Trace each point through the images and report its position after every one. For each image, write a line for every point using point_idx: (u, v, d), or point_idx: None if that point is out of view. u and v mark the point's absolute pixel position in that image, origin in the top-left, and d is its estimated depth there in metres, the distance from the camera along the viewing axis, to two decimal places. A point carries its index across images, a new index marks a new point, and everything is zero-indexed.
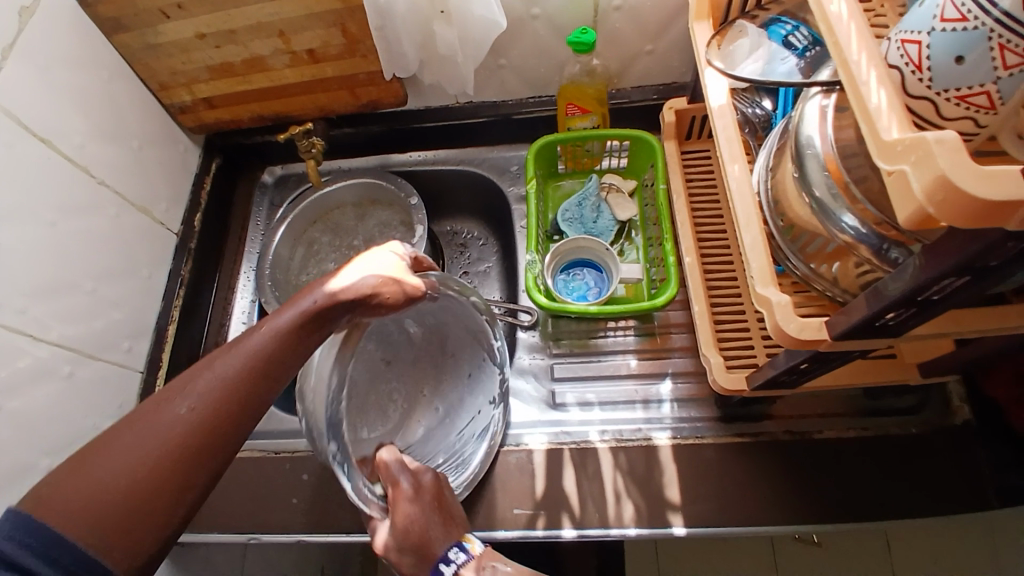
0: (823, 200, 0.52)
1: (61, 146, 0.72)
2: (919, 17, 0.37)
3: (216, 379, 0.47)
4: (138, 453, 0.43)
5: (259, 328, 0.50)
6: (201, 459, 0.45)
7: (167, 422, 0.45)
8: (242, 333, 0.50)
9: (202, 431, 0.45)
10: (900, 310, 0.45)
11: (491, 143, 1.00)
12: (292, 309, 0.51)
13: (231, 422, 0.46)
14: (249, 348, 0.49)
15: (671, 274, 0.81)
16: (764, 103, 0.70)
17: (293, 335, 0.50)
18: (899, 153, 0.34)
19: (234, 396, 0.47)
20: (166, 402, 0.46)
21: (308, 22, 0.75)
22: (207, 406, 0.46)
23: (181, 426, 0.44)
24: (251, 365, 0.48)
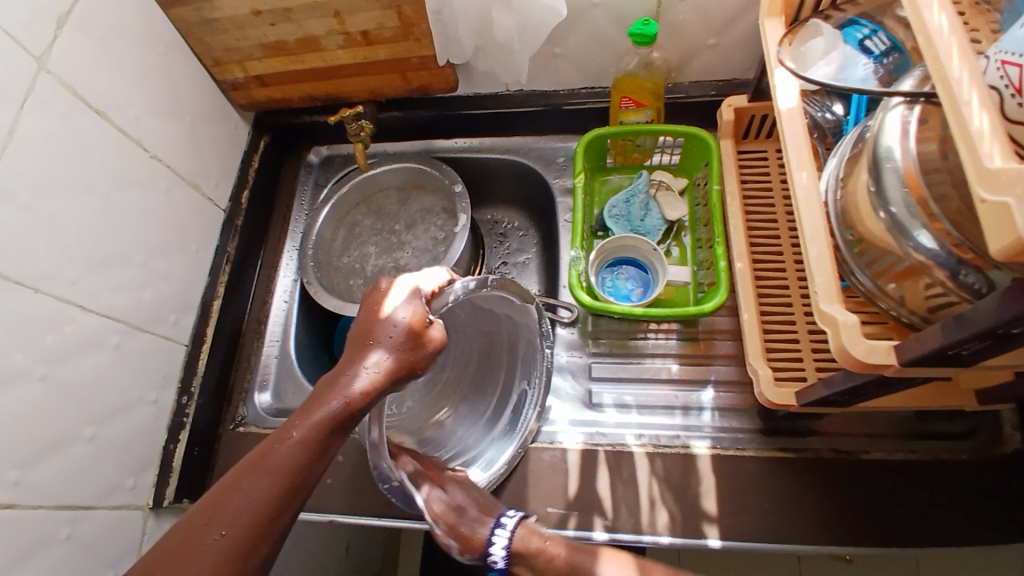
0: (899, 216, 0.49)
1: (117, 119, 0.73)
2: (1018, 38, 0.35)
3: (284, 467, 0.50)
4: (217, 539, 0.46)
5: (315, 406, 0.53)
6: (271, 546, 0.49)
7: (242, 500, 0.48)
8: (299, 411, 0.53)
9: (271, 504, 0.49)
10: (977, 342, 0.42)
11: (540, 133, 0.98)
12: (344, 387, 0.54)
13: (294, 492, 0.50)
14: (309, 424, 0.52)
15: (722, 279, 0.79)
16: (835, 108, 0.66)
17: (350, 417, 0.53)
18: (1003, 183, 0.32)
19: (299, 486, 0.51)
20: (238, 482, 0.49)
21: (364, 2, 0.74)
22: (276, 496, 0.49)
23: (254, 519, 0.48)
24: (314, 451, 0.51)
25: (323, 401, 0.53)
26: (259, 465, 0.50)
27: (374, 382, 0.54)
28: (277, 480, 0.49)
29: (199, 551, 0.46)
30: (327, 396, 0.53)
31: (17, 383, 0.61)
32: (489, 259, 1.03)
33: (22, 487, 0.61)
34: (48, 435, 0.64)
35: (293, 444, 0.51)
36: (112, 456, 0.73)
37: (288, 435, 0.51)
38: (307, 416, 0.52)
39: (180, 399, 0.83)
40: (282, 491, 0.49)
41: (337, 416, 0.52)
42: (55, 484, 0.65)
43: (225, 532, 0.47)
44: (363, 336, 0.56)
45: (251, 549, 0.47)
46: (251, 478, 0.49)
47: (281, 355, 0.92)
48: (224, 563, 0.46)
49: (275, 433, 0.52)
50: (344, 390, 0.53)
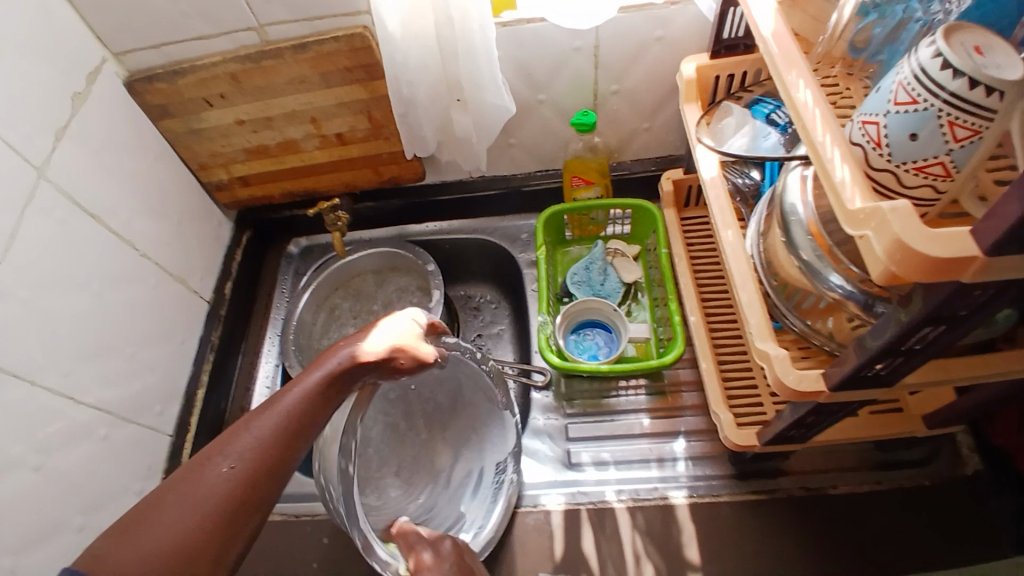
0: (810, 262, 0.57)
1: (109, 222, 0.79)
2: (877, 101, 0.43)
3: (268, 433, 0.50)
4: (186, 510, 0.46)
5: (289, 389, 0.54)
6: (249, 515, 0.48)
7: (211, 480, 0.47)
8: (274, 395, 0.53)
9: (244, 481, 0.48)
10: (890, 361, 0.49)
11: (504, 213, 1.07)
12: (322, 370, 0.55)
13: (268, 465, 0.49)
14: (283, 408, 0.52)
15: (677, 333, 0.85)
16: (753, 173, 0.75)
17: (326, 399, 0.54)
18: (862, 220, 0.39)
19: (275, 458, 0.50)
20: (210, 461, 0.49)
21: (338, 110, 0.85)
22: (251, 467, 0.49)
23: (228, 489, 0.47)
24: (296, 422, 0.52)
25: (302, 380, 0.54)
26: (242, 431, 0.51)
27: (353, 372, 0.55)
28: (252, 454, 0.49)
29: (169, 521, 0.45)
30: (307, 376, 0.54)
31: (10, 472, 0.63)
32: (465, 332, 1.08)
33: (16, 574, 0.63)
34: (32, 528, 0.65)
35: (274, 413, 0.52)
36: None
37: (265, 410, 0.52)
38: (291, 389, 0.53)
39: None
40: (264, 456, 0.49)
41: (317, 390, 0.53)
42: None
43: (206, 495, 0.47)
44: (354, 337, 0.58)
45: (229, 515, 0.46)
46: (235, 443, 0.50)
47: None
48: (204, 522, 0.45)
49: (259, 406, 0.53)
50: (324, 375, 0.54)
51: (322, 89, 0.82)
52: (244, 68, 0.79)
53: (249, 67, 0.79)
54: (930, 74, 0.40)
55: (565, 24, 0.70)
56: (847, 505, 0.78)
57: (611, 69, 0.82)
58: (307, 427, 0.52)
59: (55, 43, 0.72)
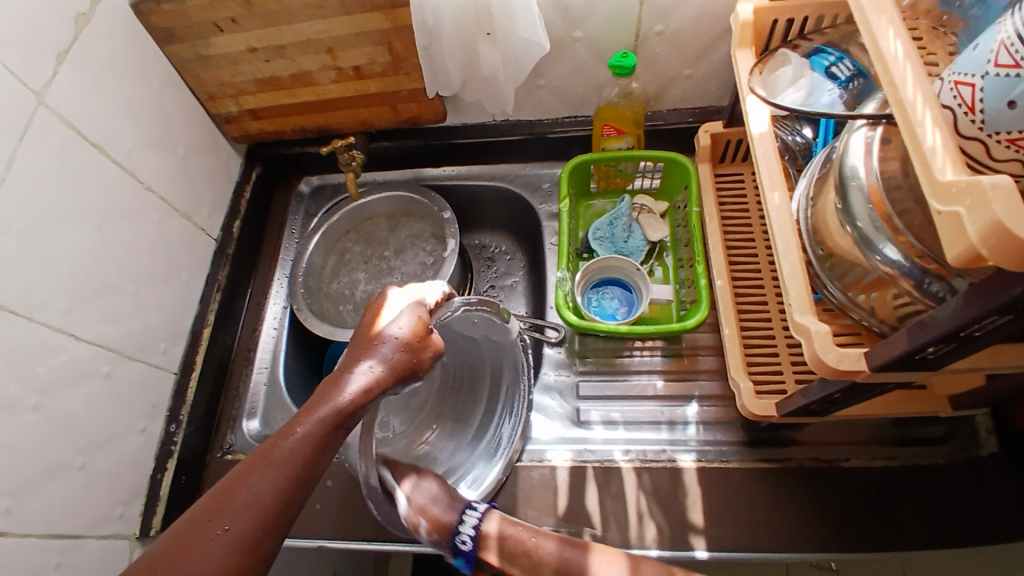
0: (865, 231, 0.52)
1: (110, 151, 0.74)
2: (973, 60, 0.38)
3: (291, 463, 0.50)
4: (222, 532, 0.47)
5: (309, 413, 0.53)
6: (274, 540, 0.49)
7: (246, 499, 0.48)
8: (292, 419, 0.52)
9: (277, 503, 0.49)
10: (941, 345, 0.45)
11: (525, 160, 1.01)
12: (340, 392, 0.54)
13: (298, 488, 0.50)
14: (305, 432, 0.51)
15: (703, 297, 0.82)
16: (804, 131, 0.69)
17: (350, 418, 0.53)
18: (954, 195, 0.34)
19: (304, 480, 0.51)
20: (243, 480, 0.49)
21: (355, 39, 0.78)
22: (283, 490, 0.49)
23: (261, 510, 0.48)
24: (318, 448, 0.52)
25: (327, 397, 0.53)
26: (266, 458, 0.50)
27: (373, 382, 0.55)
28: (284, 474, 0.50)
29: (207, 543, 0.46)
30: (329, 395, 0.54)
31: (10, 410, 0.62)
32: (477, 283, 1.06)
33: (14, 516, 0.62)
34: (36, 466, 0.65)
35: (298, 438, 0.51)
36: (102, 484, 0.73)
37: (292, 430, 0.51)
38: (312, 412, 0.52)
39: (170, 426, 0.84)
40: (288, 485, 0.50)
41: (338, 415, 0.53)
42: (45, 513, 0.66)
43: (229, 525, 0.47)
44: (367, 340, 0.58)
45: (255, 546, 0.47)
46: (258, 469, 0.49)
47: (270, 383, 0.92)
48: (228, 555, 0.46)
49: (280, 428, 0.52)
50: (345, 390, 0.54)
51: (339, 16, 0.75)
52: None
53: None
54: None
55: None
56: (858, 478, 0.77)
57: (657, 6, 0.75)
58: (331, 450, 0.53)
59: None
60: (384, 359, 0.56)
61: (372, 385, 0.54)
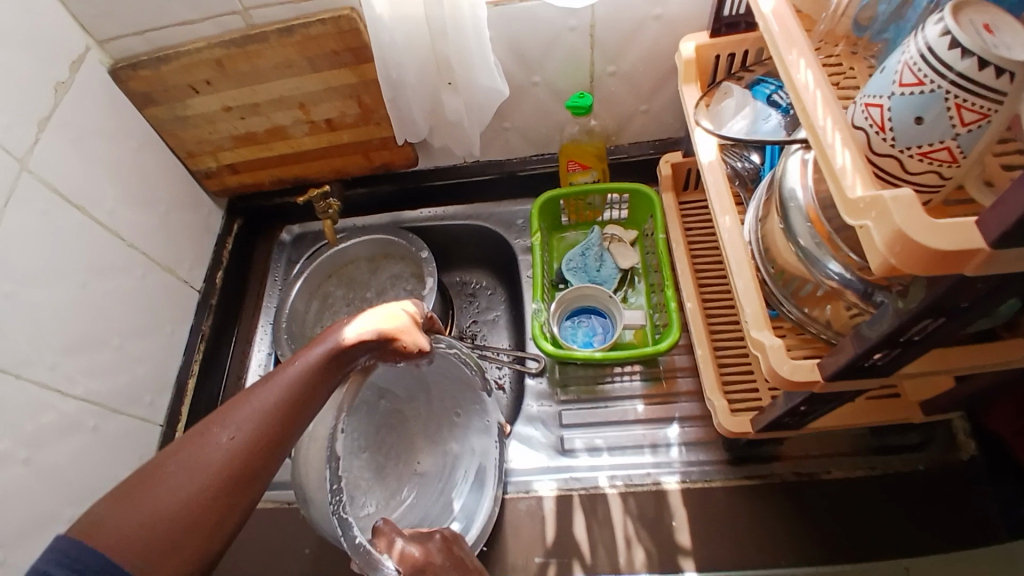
0: (808, 249, 0.55)
1: (94, 212, 0.77)
2: (882, 82, 0.41)
3: (289, 390, 0.50)
4: (216, 448, 0.46)
5: (303, 353, 0.53)
6: (239, 498, 0.45)
7: (243, 420, 0.47)
8: (287, 357, 0.53)
9: (272, 428, 0.48)
10: (886, 350, 0.48)
11: (498, 198, 1.05)
12: (333, 336, 0.54)
13: (293, 417, 0.50)
14: (300, 365, 0.52)
15: (673, 320, 0.84)
16: (752, 157, 0.72)
17: (339, 365, 0.53)
18: (862, 209, 0.37)
19: (298, 416, 0.50)
20: (241, 404, 0.48)
21: (326, 95, 0.82)
22: (278, 417, 0.49)
23: (257, 433, 0.47)
24: (290, 405, 0.50)
25: (320, 340, 0.54)
26: (264, 385, 0.50)
27: (364, 338, 0.55)
28: (282, 401, 0.49)
29: (198, 460, 0.45)
30: (321, 339, 0.54)
31: None
32: (460, 319, 1.07)
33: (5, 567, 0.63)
34: (22, 522, 0.65)
35: (296, 368, 0.51)
36: None
37: (289, 363, 0.52)
38: (287, 368, 0.51)
39: None
40: (257, 437, 0.47)
41: (311, 372, 0.52)
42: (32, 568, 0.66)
43: (191, 476, 0.44)
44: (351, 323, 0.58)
45: (248, 469, 0.46)
46: (229, 416, 0.48)
47: None
48: (221, 474, 0.45)
49: (255, 384, 0.51)
50: (337, 338, 0.54)
51: (309, 73, 0.79)
52: (228, 53, 0.77)
53: (234, 51, 0.77)
54: (937, 54, 0.38)
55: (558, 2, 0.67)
56: (840, 489, 0.78)
57: (607, 48, 0.80)
58: (325, 388, 0.53)
59: (32, 25, 0.70)
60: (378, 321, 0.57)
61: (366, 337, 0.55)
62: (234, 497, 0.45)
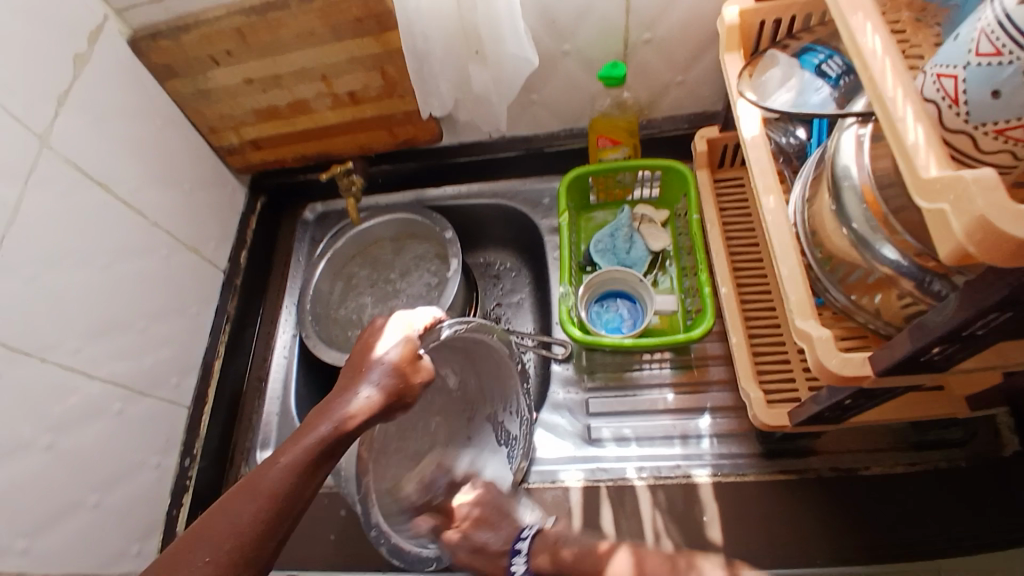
0: (861, 232, 0.51)
1: (117, 191, 0.77)
2: (955, 50, 0.36)
3: (271, 494, 0.50)
4: (200, 564, 0.47)
5: (288, 448, 0.53)
6: (259, 569, 0.49)
7: (227, 528, 0.49)
8: (273, 452, 0.53)
9: (255, 535, 0.49)
10: (945, 346, 0.43)
11: (524, 176, 1.01)
12: (324, 422, 0.54)
13: (277, 517, 0.50)
14: (282, 466, 0.52)
15: (707, 305, 0.80)
16: (798, 133, 0.67)
17: (336, 445, 0.54)
18: (937, 191, 0.33)
19: (285, 511, 0.51)
20: (225, 512, 0.50)
21: (349, 65, 0.79)
22: (260, 520, 0.49)
23: (240, 539, 0.48)
24: (302, 477, 0.52)
25: (313, 426, 0.54)
26: (249, 487, 0.51)
27: (361, 407, 0.55)
28: (263, 505, 0.50)
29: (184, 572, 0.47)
30: (317, 422, 0.55)
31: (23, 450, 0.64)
32: (484, 300, 1.05)
33: (30, 554, 0.64)
34: (48, 509, 0.66)
35: (281, 468, 0.52)
36: (117, 523, 0.74)
37: (276, 460, 0.52)
38: (296, 443, 0.53)
39: (184, 460, 0.85)
40: (269, 516, 0.50)
41: (320, 445, 0.53)
42: (62, 553, 0.67)
43: (210, 557, 0.47)
44: (356, 368, 0.59)
45: (234, 573, 0.48)
46: (240, 498, 0.50)
47: (281, 413, 0.92)
48: None
49: (266, 458, 0.53)
50: (332, 417, 0.54)
51: (332, 42, 0.76)
52: (249, 22, 0.74)
53: (255, 20, 0.74)
54: (1017, 21, 0.32)
55: None
56: (881, 488, 0.73)
57: (643, 14, 0.75)
58: (312, 482, 0.53)
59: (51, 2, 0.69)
60: (370, 385, 0.56)
61: (360, 408, 0.55)
62: None
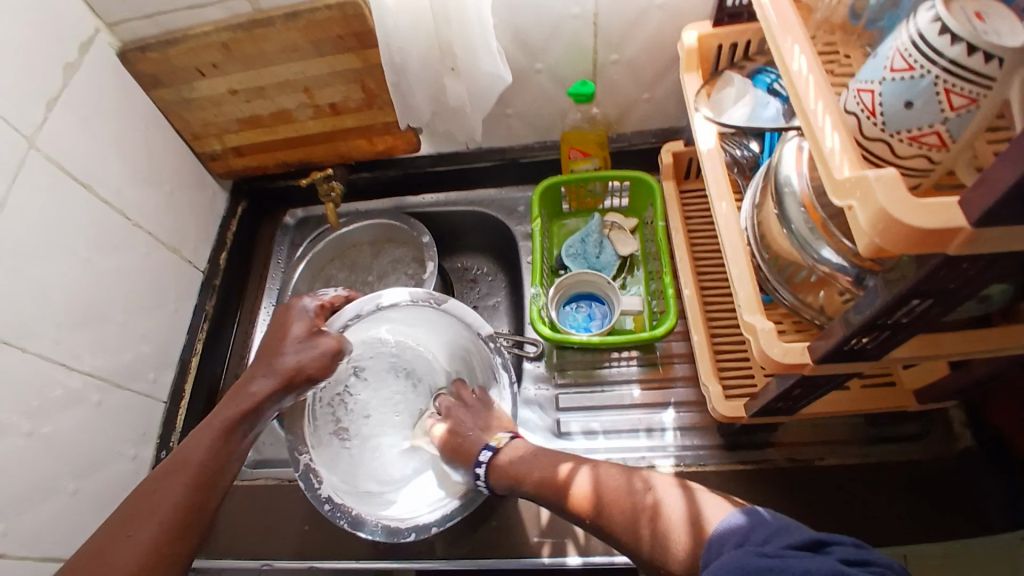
0: (802, 234, 0.56)
1: (99, 190, 0.78)
2: (874, 68, 0.42)
3: (199, 467, 0.62)
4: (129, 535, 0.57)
5: (203, 431, 0.65)
6: (202, 532, 0.60)
7: (167, 497, 0.59)
8: (190, 436, 0.65)
9: (187, 505, 0.60)
10: (876, 332, 0.49)
11: (501, 185, 1.06)
12: (233, 408, 0.67)
13: (207, 490, 0.61)
14: (195, 446, 0.63)
15: (671, 306, 0.85)
16: (752, 145, 0.72)
17: (247, 422, 0.67)
18: (847, 189, 0.39)
19: (206, 485, 0.62)
20: (165, 484, 0.60)
21: (331, 79, 0.83)
22: (193, 491, 0.61)
23: (179, 507, 0.59)
24: (218, 453, 0.63)
25: (226, 408, 0.67)
26: (178, 465, 0.62)
27: (267, 388, 0.69)
28: (192, 478, 0.61)
29: (123, 540, 0.57)
30: (226, 408, 0.67)
31: (4, 436, 0.65)
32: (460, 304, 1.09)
33: (7, 537, 0.66)
34: (20, 493, 0.67)
35: (201, 446, 0.63)
36: (91, 510, 0.76)
37: (196, 439, 0.64)
38: (207, 426, 0.65)
39: (161, 452, 0.87)
40: (196, 487, 0.61)
41: (224, 426, 0.65)
42: (36, 535, 0.69)
43: (143, 525, 0.57)
44: (271, 350, 0.72)
45: (174, 538, 0.58)
46: (188, 449, 0.63)
47: None
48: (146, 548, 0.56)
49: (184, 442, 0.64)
50: (240, 397, 0.68)
51: (314, 58, 0.80)
52: (235, 36, 0.77)
53: (241, 35, 0.77)
54: (928, 40, 0.39)
55: None
56: (830, 477, 0.79)
57: (611, 36, 0.80)
58: (226, 467, 0.64)
59: None
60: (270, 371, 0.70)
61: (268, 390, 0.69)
62: (169, 558, 0.57)
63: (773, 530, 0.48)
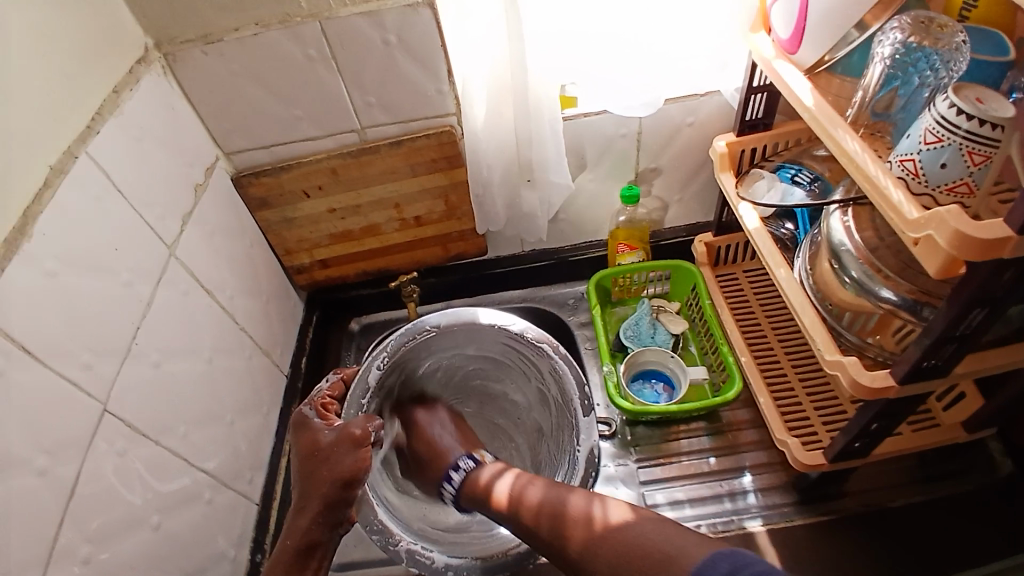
0: (863, 280, 0.69)
1: (218, 297, 0.86)
2: (909, 144, 0.57)
3: (305, 511, 0.71)
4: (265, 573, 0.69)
5: (304, 479, 0.73)
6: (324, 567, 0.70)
7: (286, 539, 0.70)
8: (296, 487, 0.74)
9: (303, 547, 0.70)
10: (939, 349, 0.59)
11: (550, 283, 1.18)
12: (317, 460, 0.74)
13: (318, 534, 0.70)
14: (300, 498, 0.72)
15: (734, 373, 0.95)
16: (786, 225, 0.88)
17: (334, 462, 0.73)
18: (922, 223, 0.51)
19: (316, 526, 0.71)
20: (289, 528, 0.71)
21: (419, 195, 0.98)
22: (303, 535, 0.70)
23: (295, 551, 0.69)
24: (319, 500, 0.71)
25: (315, 464, 0.73)
26: (296, 513, 0.72)
27: (332, 440, 0.75)
28: (301, 522, 0.71)
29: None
30: (318, 464, 0.73)
31: (135, 531, 0.67)
32: None
33: None
34: None
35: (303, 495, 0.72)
36: None
37: (301, 492, 0.73)
38: (307, 479, 0.73)
39: (255, 556, 0.86)
40: (305, 532, 0.70)
41: (316, 465, 0.73)
42: None
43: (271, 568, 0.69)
44: (307, 439, 0.76)
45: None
46: (287, 542, 0.70)
47: None
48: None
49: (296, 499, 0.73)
50: (319, 449, 0.75)
51: (408, 177, 0.95)
52: (344, 162, 0.92)
53: (349, 161, 0.92)
54: (948, 120, 0.54)
55: (620, 109, 0.88)
56: (904, 517, 0.85)
57: (650, 150, 0.98)
58: (328, 509, 0.71)
59: (181, 132, 0.82)
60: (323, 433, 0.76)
61: (333, 444, 0.74)
62: None
63: (742, 561, 0.56)
